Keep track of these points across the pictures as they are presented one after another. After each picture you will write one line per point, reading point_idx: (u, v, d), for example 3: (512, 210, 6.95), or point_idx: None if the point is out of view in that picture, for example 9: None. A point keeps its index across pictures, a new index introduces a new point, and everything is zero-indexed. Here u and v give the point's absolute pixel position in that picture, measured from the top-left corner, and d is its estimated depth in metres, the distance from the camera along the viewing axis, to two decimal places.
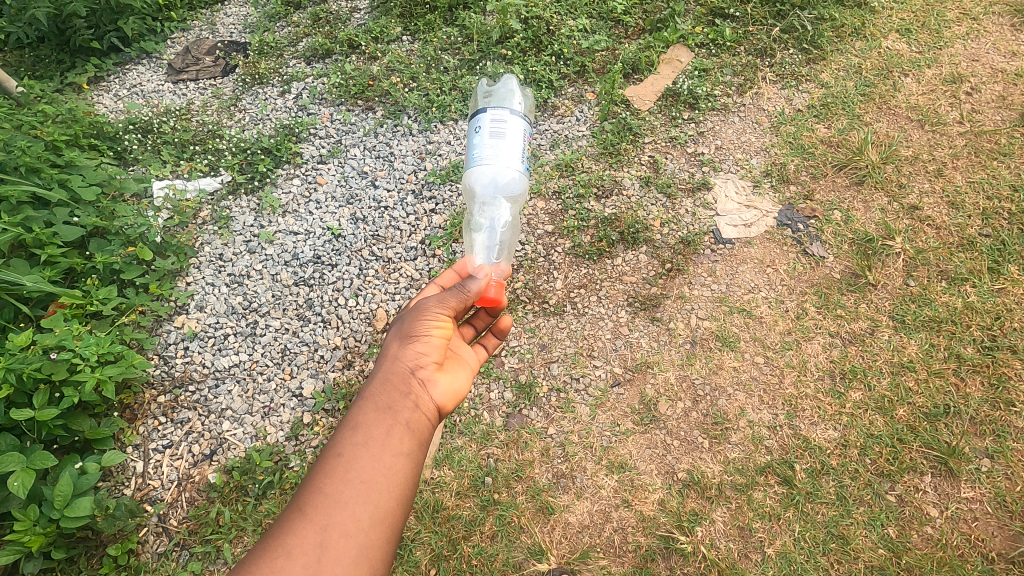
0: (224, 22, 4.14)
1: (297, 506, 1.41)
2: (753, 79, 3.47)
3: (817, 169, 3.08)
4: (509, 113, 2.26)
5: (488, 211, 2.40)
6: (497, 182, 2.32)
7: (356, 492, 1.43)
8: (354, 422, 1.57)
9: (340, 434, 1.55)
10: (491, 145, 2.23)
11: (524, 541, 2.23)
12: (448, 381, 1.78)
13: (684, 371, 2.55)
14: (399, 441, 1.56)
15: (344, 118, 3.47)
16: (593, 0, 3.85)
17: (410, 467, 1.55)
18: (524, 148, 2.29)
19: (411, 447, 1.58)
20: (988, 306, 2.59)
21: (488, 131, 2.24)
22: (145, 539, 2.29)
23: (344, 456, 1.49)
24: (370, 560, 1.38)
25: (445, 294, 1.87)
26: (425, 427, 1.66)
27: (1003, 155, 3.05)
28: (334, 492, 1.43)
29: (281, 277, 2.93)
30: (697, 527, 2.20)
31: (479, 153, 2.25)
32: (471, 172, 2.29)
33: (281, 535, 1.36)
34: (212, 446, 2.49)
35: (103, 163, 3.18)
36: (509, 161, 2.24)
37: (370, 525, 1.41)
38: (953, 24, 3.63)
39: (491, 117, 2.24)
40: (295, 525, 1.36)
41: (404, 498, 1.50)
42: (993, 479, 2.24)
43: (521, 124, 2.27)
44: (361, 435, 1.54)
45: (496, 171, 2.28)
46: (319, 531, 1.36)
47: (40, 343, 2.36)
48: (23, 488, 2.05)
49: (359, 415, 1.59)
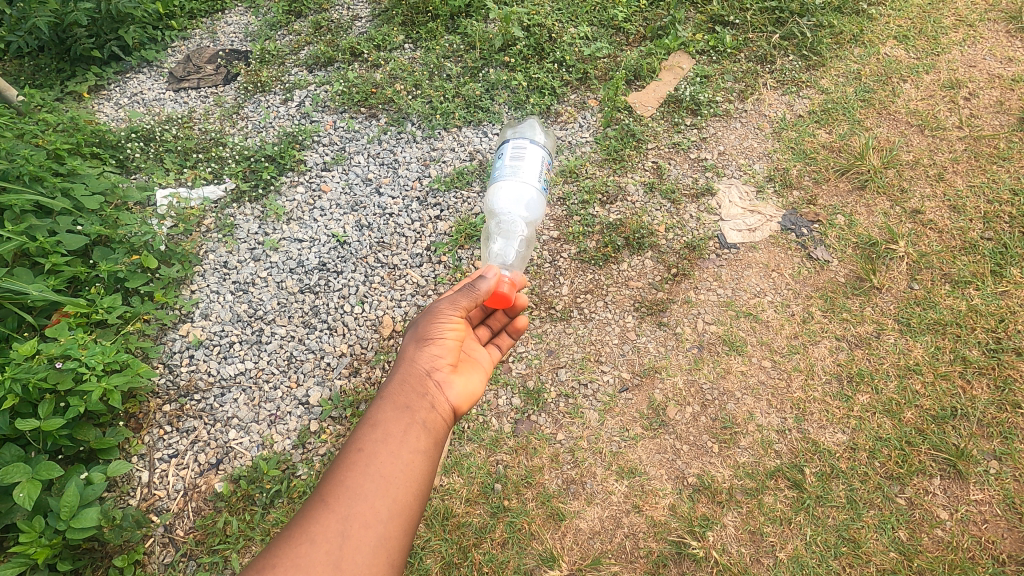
0: (225, 30, 4.14)
1: (320, 497, 1.47)
2: (754, 85, 3.50)
3: (819, 174, 3.11)
4: (530, 142, 2.44)
5: (505, 225, 2.38)
6: (516, 201, 2.40)
7: (375, 486, 1.48)
8: (373, 420, 1.62)
9: (359, 430, 1.60)
10: (511, 166, 2.40)
11: (534, 547, 2.22)
12: (464, 382, 1.81)
13: (692, 375, 2.56)
14: (416, 439, 1.60)
15: (348, 125, 3.48)
16: (594, 9, 3.89)
17: (427, 463, 1.58)
18: (542, 172, 2.43)
19: (428, 445, 1.62)
20: (991, 309, 2.61)
21: (510, 156, 2.42)
22: (151, 550, 2.27)
23: (364, 451, 1.54)
24: (388, 551, 1.43)
25: (457, 295, 1.90)
26: (442, 426, 1.70)
27: (1002, 159, 3.08)
28: (354, 485, 1.48)
29: (286, 284, 2.93)
30: (709, 532, 2.19)
31: (500, 174, 2.42)
32: (492, 193, 2.44)
33: (306, 523, 1.42)
34: (218, 455, 2.47)
35: (105, 171, 3.17)
36: (526, 180, 2.37)
37: (389, 517, 1.46)
38: (950, 31, 3.68)
39: (514, 145, 2.44)
40: (318, 515, 1.42)
41: (421, 492, 1.54)
42: (1002, 480, 2.25)
43: (541, 151, 2.44)
44: (380, 432, 1.58)
45: (515, 190, 2.40)
46: (341, 520, 1.42)
47: (44, 352, 2.33)
48: (30, 499, 2.03)
49: (378, 412, 1.64)
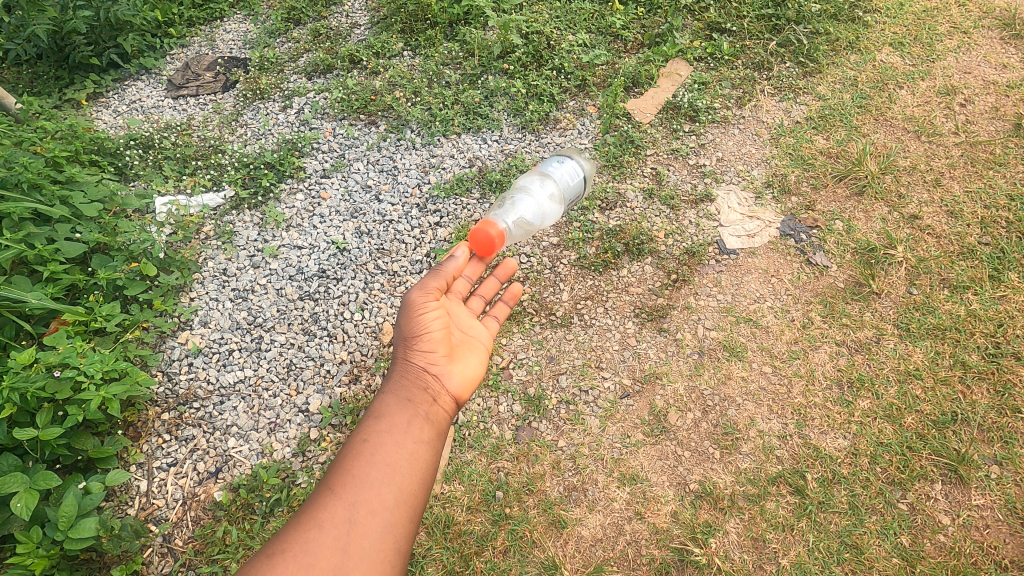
0: (224, 38, 4.15)
1: (328, 486, 1.51)
2: (752, 91, 3.53)
3: (817, 180, 3.13)
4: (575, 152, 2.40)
5: None
6: None
7: (380, 475, 1.52)
8: (376, 414, 1.67)
9: (363, 424, 1.65)
10: None
11: (536, 555, 2.21)
12: (460, 369, 1.85)
13: (692, 381, 2.56)
14: (418, 431, 1.64)
15: (347, 132, 3.49)
16: (592, 16, 3.93)
17: (430, 454, 1.63)
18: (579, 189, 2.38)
19: (430, 433, 1.67)
20: (990, 313, 2.62)
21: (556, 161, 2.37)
22: (150, 560, 2.24)
23: (368, 442, 1.59)
24: (395, 538, 1.46)
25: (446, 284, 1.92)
26: (442, 418, 1.74)
27: (998, 165, 3.10)
28: (361, 473, 1.52)
29: (286, 291, 2.92)
30: (711, 539, 2.19)
31: None
32: None
33: (314, 510, 1.46)
34: (217, 464, 2.45)
35: (104, 179, 3.15)
36: None
37: (395, 504, 1.50)
38: (944, 38, 3.71)
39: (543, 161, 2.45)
40: (325, 503, 1.46)
41: (425, 481, 1.59)
42: (1003, 485, 2.25)
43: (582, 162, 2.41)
44: (383, 425, 1.63)
45: None
46: (348, 507, 1.45)
47: (42, 361, 2.30)
48: (27, 509, 2.00)
49: (381, 406, 1.69)
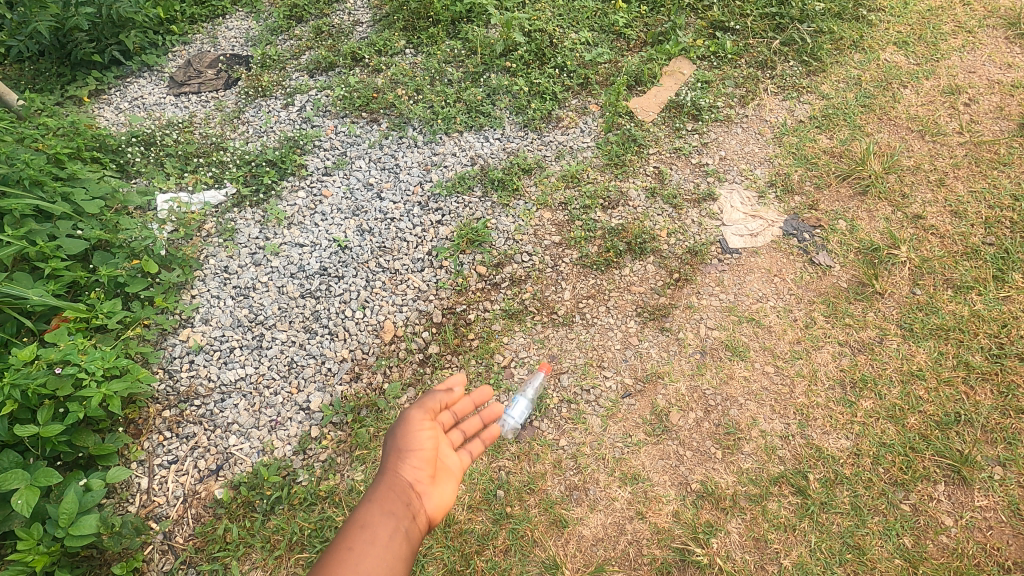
0: (226, 35, 4.15)
1: None
2: (755, 90, 3.52)
3: (821, 179, 3.12)
4: None
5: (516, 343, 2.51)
6: None
7: None
8: (360, 520, 1.57)
9: (347, 529, 1.55)
10: None
11: (537, 555, 2.20)
12: (443, 491, 1.75)
13: (694, 381, 2.55)
14: (402, 545, 1.55)
15: (349, 130, 3.49)
16: (594, 15, 3.92)
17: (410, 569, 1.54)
18: None
19: (405, 556, 1.54)
20: (994, 314, 2.60)
21: None
22: (150, 557, 2.24)
23: (352, 549, 1.49)
24: None
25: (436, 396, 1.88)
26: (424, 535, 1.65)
27: (1002, 164, 3.08)
28: None
29: (287, 289, 2.91)
30: (713, 539, 2.18)
31: None
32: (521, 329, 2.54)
33: None
34: (218, 461, 2.45)
35: (105, 176, 3.15)
36: None
37: None
38: (949, 37, 3.70)
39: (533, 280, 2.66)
40: None
41: None
42: (1006, 487, 2.24)
43: None
44: (369, 533, 1.54)
45: None
46: None
47: (44, 358, 2.30)
48: (28, 506, 2.00)
49: (365, 513, 1.59)
